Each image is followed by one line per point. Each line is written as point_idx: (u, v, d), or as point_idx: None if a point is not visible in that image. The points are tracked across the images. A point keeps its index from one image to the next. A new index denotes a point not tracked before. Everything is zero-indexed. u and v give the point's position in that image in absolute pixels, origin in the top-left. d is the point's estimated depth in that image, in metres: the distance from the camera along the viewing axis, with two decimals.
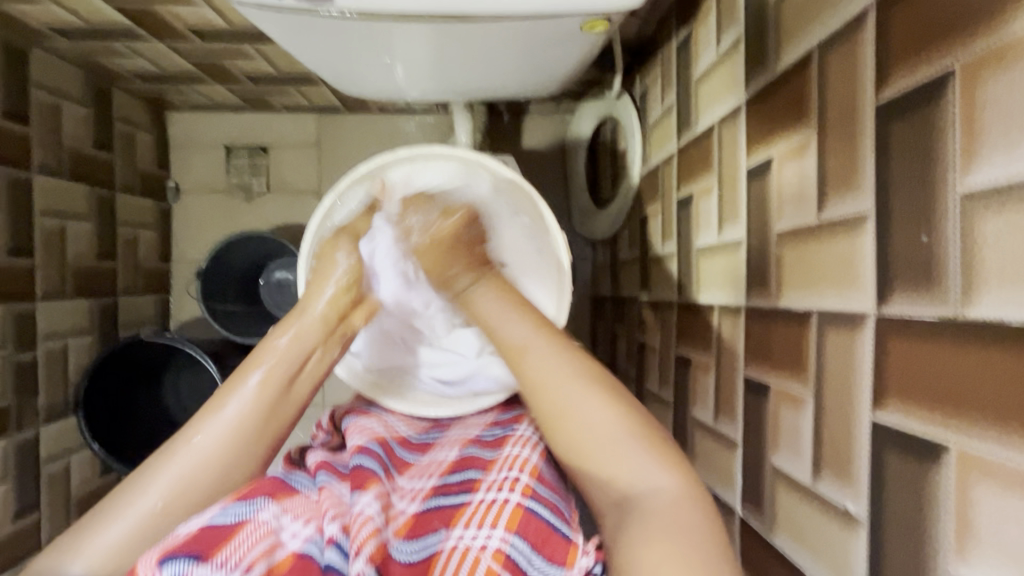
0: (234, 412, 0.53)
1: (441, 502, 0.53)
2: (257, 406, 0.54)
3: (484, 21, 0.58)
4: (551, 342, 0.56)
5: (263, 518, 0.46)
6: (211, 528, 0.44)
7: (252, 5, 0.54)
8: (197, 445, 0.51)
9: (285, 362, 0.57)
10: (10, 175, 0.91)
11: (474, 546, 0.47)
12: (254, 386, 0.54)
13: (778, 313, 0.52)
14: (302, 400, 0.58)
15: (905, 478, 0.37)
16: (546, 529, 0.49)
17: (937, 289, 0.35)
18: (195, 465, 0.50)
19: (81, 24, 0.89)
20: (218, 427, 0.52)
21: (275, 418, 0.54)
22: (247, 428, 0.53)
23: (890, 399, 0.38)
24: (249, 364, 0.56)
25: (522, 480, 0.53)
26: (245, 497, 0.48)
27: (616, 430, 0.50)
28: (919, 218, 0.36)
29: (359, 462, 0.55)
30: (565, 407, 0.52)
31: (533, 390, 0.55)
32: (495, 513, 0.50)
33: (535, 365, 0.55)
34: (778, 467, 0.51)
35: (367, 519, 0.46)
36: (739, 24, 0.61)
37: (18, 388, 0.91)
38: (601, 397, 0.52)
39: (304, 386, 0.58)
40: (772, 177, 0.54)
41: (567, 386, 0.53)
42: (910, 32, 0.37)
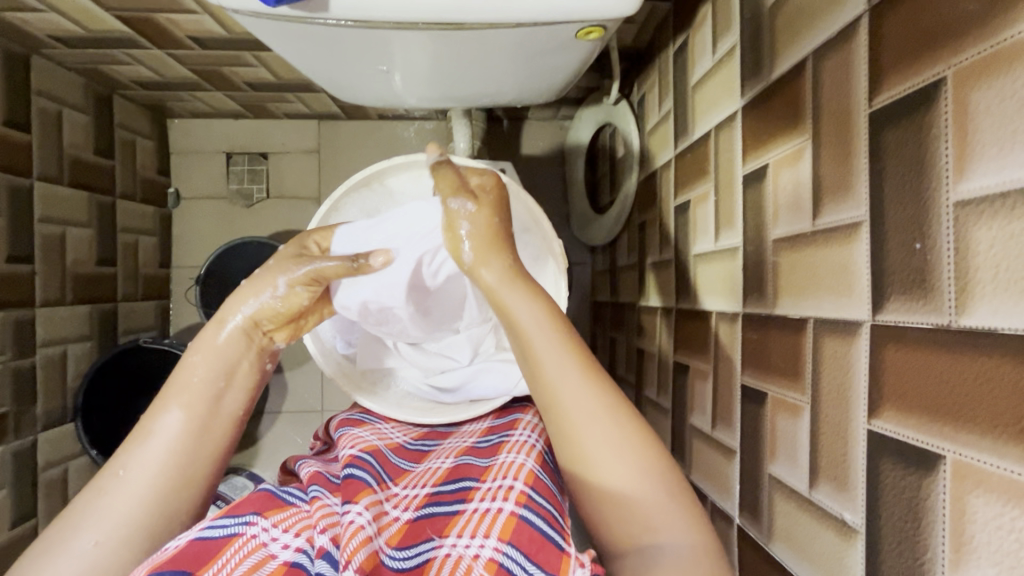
0: (159, 442, 0.53)
1: (434, 509, 0.54)
2: (187, 436, 0.54)
3: (479, 28, 0.58)
4: (598, 386, 0.53)
5: (252, 532, 0.46)
6: (200, 541, 0.44)
7: (248, 13, 0.55)
8: (124, 479, 0.51)
9: (204, 391, 0.56)
10: (9, 181, 0.91)
11: (467, 554, 0.47)
12: (182, 415, 0.54)
13: (774, 321, 0.52)
14: (233, 420, 0.57)
15: (901, 488, 0.36)
16: (541, 537, 0.48)
17: (932, 297, 0.34)
18: (129, 500, 0.50)
19: (82, 32, 0.89)
20: (145, 459, 0.52)
21: (207, 438, 0.55)
22: (177, 456, 0.53)
23: (885, 408, 0.38)
24: (166, 396, 0.55)
25: (516, 487, 0.53)
26: (232, 512, 0.48)
27: (646, 476, 0.48)
28: (912, 225, 0.36)
29: (351, 472, 0.54)
30: (601, 451, 0.50)
31: (567, 426, 0.52)
32: (488, 522, 0.50)
33: (571, 401, 0.52)
34: (776, 476, 0.51)
35: (356, 529, 0.46)
36: (735, 31, 0.62)
37: (16, 394, 0.92)
38: (636, 443, 0.50)
39: (231, 406, 0.57)
40: (768, 184, 0.54)
41: (601, 428, 0.51)
42: (902, 38, 0.37)
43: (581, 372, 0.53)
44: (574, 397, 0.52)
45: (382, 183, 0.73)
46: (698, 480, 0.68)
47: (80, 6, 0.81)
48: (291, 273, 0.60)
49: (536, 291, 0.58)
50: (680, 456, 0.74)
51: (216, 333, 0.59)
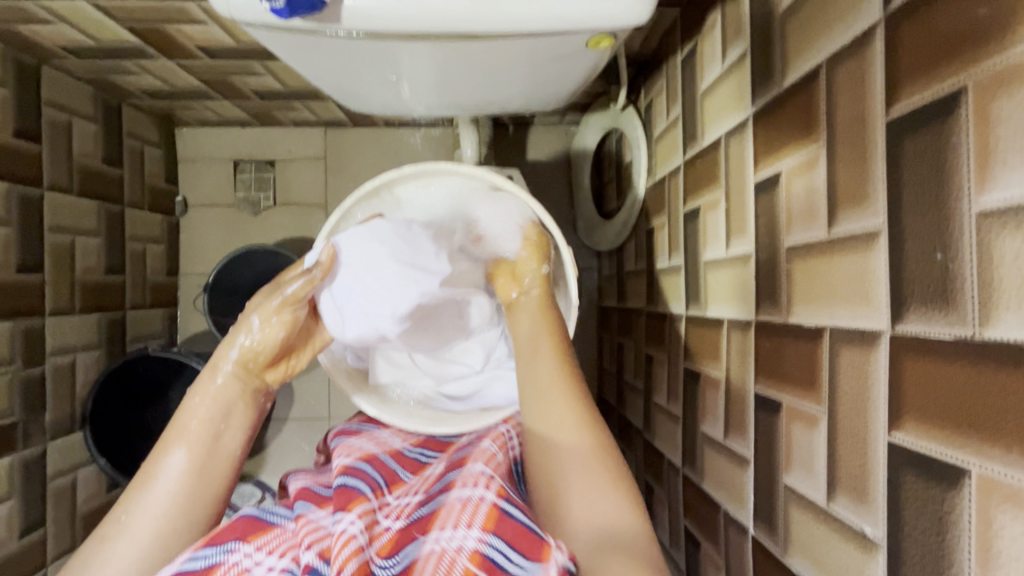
0: (163, 485, 0.54)
1: (422, 512, 0.53)
2: (188, 476, 0.54)
3: (490, 38, 0.58)
4: (574, 390, 0.57)
5: (234, 559, 0.46)
6: (180, 574, 0.44)
7: (260, 25, 0.55)
8: (128, 522, 0.52)
9: (203, 431, 0.57)
10: (20, 192, 0.92)
11: (450, 547, 0.46)
12: (183, 455, 0.55)
13: (788, 330, 0.51)
14: (231, 457, 0.58)
15: (924, 502, 0.36)
16: (521, 526, 0.46)
17: (954, 308, 0.34)
18: (132, 544, 0.51)
19: (91, 43, 0.90)
20: (148, 503, 0.53)
21: (209, 473, 0.56)
22: (180, 498, 0.53)
23: (907, 419, 0.37)
24: (169, 440, 0.57)
25: (496, 478, 0.52)
26: (212, 540, 0.47)
27: (586, 459, 0.51)
28: (933, 235, 0.35)
29: (345, 481, 0.55)
30: (554, 431, 0.54)
31: (533, 406, 0.57)
32: (471, 511, 0.49)
33: (539, 382, 0.58)
34: (792, 486, 0.50)
35: (349, 539, 0.47)
36: (745, 38, 0.61)
37: (25, 403, 0.92)
38: (589, 433, 0.54)
39: (231, 443, 0.58)
40: (781, 192, 0.53)
41: (562, 415, 0.55)
42: (920, 48, 0.36)
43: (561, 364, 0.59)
44: (549, 387, 0.57)
45: (389, 191, 0.72)
46: (710, 489, 0.68)
47: (90, 18, 0.82)
48: (263, 309, 0.61)
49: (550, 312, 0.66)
50: (692, 464, 0.73)
51: (212, 378, 0.60)
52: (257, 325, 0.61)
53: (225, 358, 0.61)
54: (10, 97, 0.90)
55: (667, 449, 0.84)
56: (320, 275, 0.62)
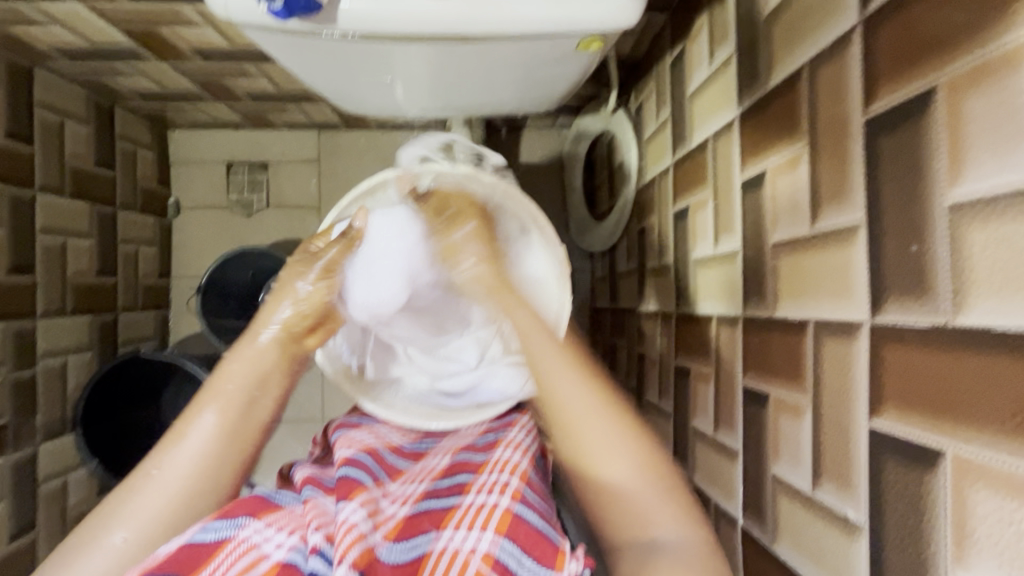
0: (193, 444, 0.54)
1: (431, 505, 0.54)
2: (218, 438, 0.54)
3: (483, 41, 0.60)
4: (600, 394, 0.56)
5: (245, 534, 0.45)
6: (190, 546, 0.44)
7: (257, 26, 0.56)
8: (158, 476, 0.52)
9: (236, 397, 0.56)
10: (12, 193, 0.92)
11: (463, 549, 0.47)
12: (213, 418, 0.55)
13: (774, 324, 0.53)
14: (261, 425, 0.57)
15: (903, 484, 0.37)
16: (536, 532, 0.49)
17: (929, 297, 0.35)
18: (160, 497, 0.51)
19: (85, 44, 0.90)
20: (177, 458, 0.53)
21: (239, 439, 0.55)
22: (209, 459, 0.53)
23: (887, 405, 0.39)
24: (201, 399, 0.56)
25: (512, 484, 0.54)
26: (224, 514, 0.48)
27: (644, 487, 0.52)
28: (909, 228, 0.37)
29: (346, 472, 0.56)
30: (588, 443, 0.54)
31: (557, 421, 0.56)
32: (484, 515, 0.50)
33: (569, 411, 0.56)
34: (779, 476, 0.52)
35: (351, 527, 0.46)
36: (731, 41, 0.63)
37: (16, 405, 0.91)
38: (626, 436, 0.54)
39: (262, 411, 0.57)
40: (766, 190, 0.55)
41: (596, 424, 0.54)
42: (895, 50, 0.38)
43: (575, 373, 0.57)
44: (573, 394, 0.56)
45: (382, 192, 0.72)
46: (701, 483, 0.69)
47: (84, 20, 0.82)
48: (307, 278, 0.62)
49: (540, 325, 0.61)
50: (683, 459, 0.75)
51: (254, 339, 0.59)
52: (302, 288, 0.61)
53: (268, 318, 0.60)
54: (2, 98, 0.90)
55: None
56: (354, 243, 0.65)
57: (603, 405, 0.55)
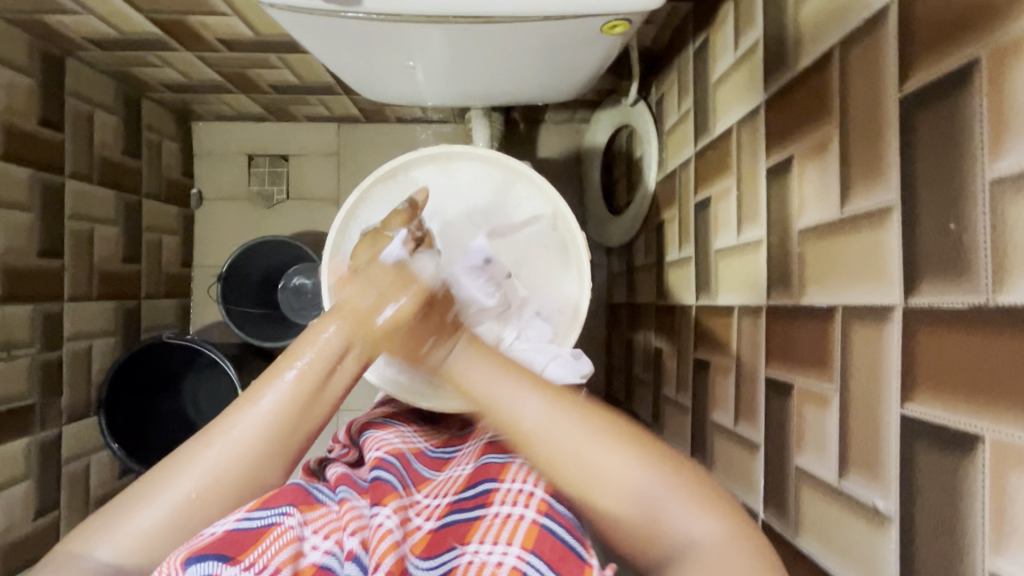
0: (268, 404, 0.54)
1: (456, 516, 0.54)
2: (292, 406, 0.54)
3: (507, 22, 0.59)
4: (537, 386, 0.52)
5: (289, 522, 0.47)
6: (237, 531, 0.45)
7: (282, 7, 0.56)
8: (233, 437, 0.52)
9: (320, 364, 0.55)
10: (43, 179, 0.94)
11: (490, 560, 0.48)
12: (292, 382, 0.54)
13: (800, 313, 0.51)
14: (335, 400, 0.57)
15: (938, 471, 0.36)
16: (563, 546, 0.48)
17: (969, 277, 0.34)
18: (228, 455, 0.52)
19: (115, 35, 0.92)
20: (251, 418, 0.53)
21: (310, 415, 0.54)
22: (279, 424, 0.53)
23: (921, 390, 0.37)
24: (290, 356, 0.56)
25: (537, 493, 0.52)
26: (267, 502, 0.49)
27: (651, 485, 0.47)
28: (947, 206, 0.36)
29: (378, 475, 0.56)
30: (572, 457, 0.49)
31: (518, 433, 0.51)
32: (510, 528, 0.50)
33: (545, 429, 0.50)
34: (803, 467, 0.51)
35: (386, 532, 0.48)
36: (757, 26, 0.62)
37: (43, 385, 0.93)
38: (617, 441, 0.49)
39: (338, 386, 0.56)
40: (793, 176, 0.54)
41: (573, 432, 0.49)
42: (933, 23, 0.37)
43: (496, 366, 0.54)
44: (511, 398, 0.52)
45: (406, 174, 0.74)
46: (720, 477, 0.68)
47: (116, 10, 0.85)
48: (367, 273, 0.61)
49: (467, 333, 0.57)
50: (701, 454, 0.73)
51: (318, 334, 0.57)
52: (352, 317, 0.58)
53: (326, 324, 0.57)
54: (35, 87, 0.93)
55: (675, 440, 0.84)
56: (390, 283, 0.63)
57: (563, 404, 0.51)
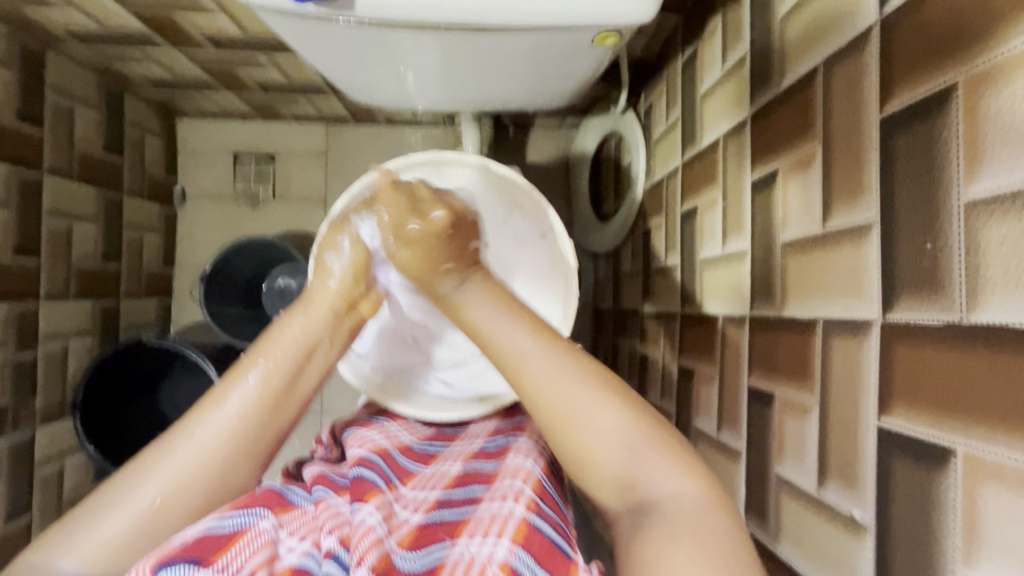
0: (233, 406, 0.53)
1: (444, 515, 0.54)
2: (259, 406, 0.54)
3: (500, 32, 0.59)
4: (534, 327, 0.54)
5: (260, 526, 0.47)
6: (207, 538, 0.45)
7: (273, 10, 0.55)
8: (199, 439, 0.52)
9: (284, 365, 0.56)
10: (20, 175, 0.92)
11: (479, 556, 0.46)
12: (255, 385, 0.54)
13: (782, 325, 0.52)
14: (303, 398, 0.57)
15: (912, 483, 0.37)
16: (551, 544, 0.48)
17: (943, 295, 0.35)
18: (194, 459, 0.51)
19: (99, 29, 0.91)
20: (217, 420, 0.53)
21: (278, 414, 0.55)
22: (247, 425, 0.53)
23: (898, 404, 0.38)
24: (251, 359, 0.56)
25: (525, 491, 0.54)
26: (240, 505, 0.49)
27: (623, 433, 0.48)
28: (924, 226, 0.37)
29: (360, 472, 0.56)
30: (559, 399, 0.50)
31: (511, 363, 0.53)
32: (500, 524, 0.50)
33: (537, 367, 0.52)
34: (783, 476, 0.51)
35: (367, 530, 0.47)
36: (744, 43, 0.63)
37: (15, 387, 0.91)
38: (602, 390, 0.50)
39: (306, 384, 0.57)
40: (777, 190, 0.55)
41: (562, 373, 0.51)
42: (912, 49, 0.38)
43: (502, 306, 0.56)
44: (507, 335, 0.54)
45: (396, 179, 0.72)
46: None
47: (100, 5, 0.83)
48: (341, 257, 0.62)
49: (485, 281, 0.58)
50: None
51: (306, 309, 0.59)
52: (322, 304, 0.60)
53: (293, 324, 0.58)
54: (14, 80, 0.90)
55: None
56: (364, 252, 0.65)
57: (556, 348, 0.53)
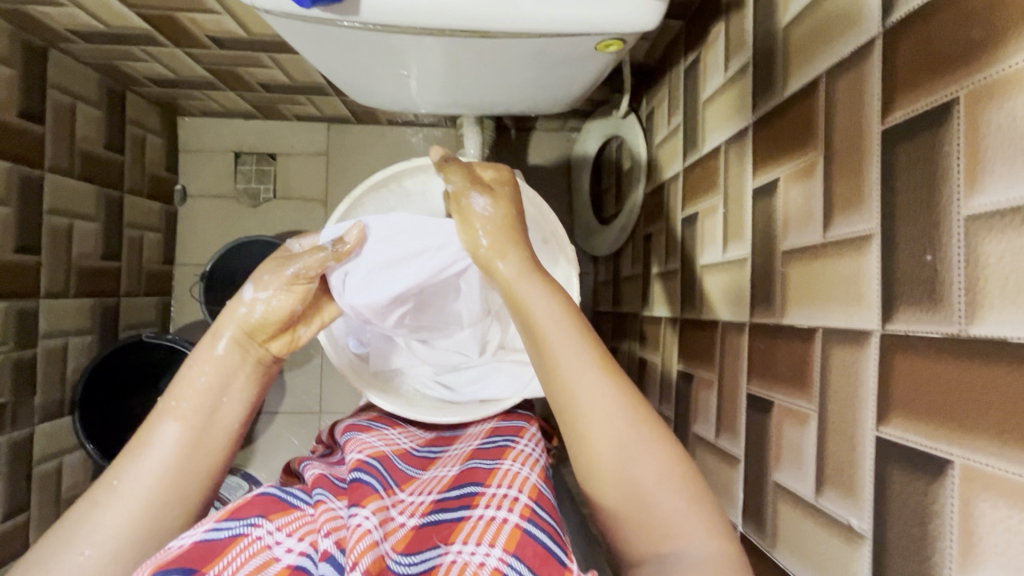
0: (155, 452, 0.53)
1: (441, 516, 0.54)
2: (183, 446, 0.54)
3: (504, 37, 0.59)
4: (601, 364, 0.54)
5: (257, 534, 0.47)
6: (204, 543, 0.45)
7: (278, 13, 0.55)
8: (124, 488, 0.51)
9: (199, 401, 0.56)
10: (21, 173, 0.92)
11: (473, 561, 0.47)
12: (178, 426, 0.55)
13: (782, 332, 0.53)
14: (228, 431, 0.57)
15: (908, 492, 0.37)
16: (544, 551, 0.48)
17: (941, 306, 0.36)
18: (124, 508, 0.50)
19: (102, 28, 0.91)
20: (140, 468, 0.52)
21: (202, 450, 0.55)
22: (172, 467, 0.53)
23: (895, 413, 0.39)
24: (167, 404, 0.56)
25: (520, 499, 0.54)
26: (236, 513, 0.48)
27: (661, 489, 0.49)
28: (924, 237, 0.37)
29: (358, 477, 0.55)
30: (605, 440, 0.52)
31: (564, 396, 0.54)
32: (493, 531, 0.50)
33: (592, 405, 0.52)
34: (781, 483, 0.52)
35: (364, 532, 0.48)
36: (747, 50, 0.64)
37: (15, 384, 0.91)
38: (652, 439, 0.51)
39: (227, 418, 0.57)
40: (778, 198, 0.55)
41: (614, 413, 0.52)
42: (915, 62, 0.39)
43: (571, 327, 0.56)
44: (573, 362, 0.54)
45: (399, 184, 0.74)
46: None
47: (103, 4, 0.83)
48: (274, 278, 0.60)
49: (554, 290, 0.58)
50: None
51: (211, 346, 0.59)
52: (225, 339, 0.59)
53: (203, 365, 0.58)
54: (16, 78, 0.90)
55: None
56: (338, 255, 0.62)
57: (617, 389, 0.53)
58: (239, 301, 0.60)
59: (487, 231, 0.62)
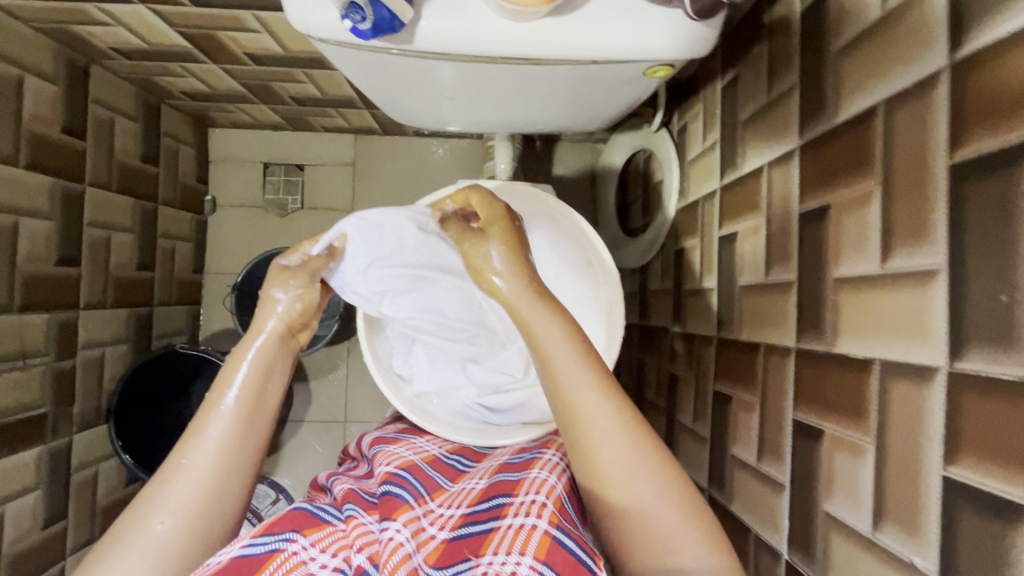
0: (215, 432, 0.55)
1: (470, 529, 0.54)
2: (236, 424, 0.56)
3: (552, 63, 0.59)
4: (603, 386, 0.54)
5: (293, 548, 0.48)
6: (242, 558, 0.46)
7: (332, 40, 0.56)
8: (189, 465, 0.53)
9: (250, 384, 0.57)
10: (64, 188, 0.94)
11: (504, 571, 0.47)
12: (231, 406, 0.56)
13: (833, 361, 0.52)
14: (274, 410, 0.59)
15: (982, 536, 0.37)
16: (574, 560, 0.48)
17: (1018, 350, 0.35)
18: (193, 485, 0.52)
19: (143, 45, 0.92)
20: (201, 448, 0.54)
21: (255, 429, 0.57)
22: (229, 446, 0.55)
23: (964, 452, 0.38)
24: (219, 386, 0.57)
25: (548, 506, 0.53)
26: (270, 528, 0.49)
27: (663, 511, 0.50)
28: (999, 277, 0.37)
29: (388, 489, 0.57)
30: (606, 462, 0.52)
31: (567, 416, 0.54)
32: (523, 539, 0.50)
33: (593, 427, 0.53)
34: (832, 513, 0.51)
35: (396, 546, 0.50)
36: (793, 72, 0.63)
37: (56, 394, 0.93)
38: (654, 461, 0.51)
39: (272, 398, 0.59)
40: (828, 224, 0.55)
41: (615, 437, 0.52)
42: (988, 99, 0.38)
43: (575, 349, 0.55)
44: (575, 384, 0.54)
45: None
46: (739, 511, 0.69)
47: (147, 24, 0.85)
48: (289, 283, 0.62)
49: (560, 311, 0.56)
50: (719, 486, 0.74)
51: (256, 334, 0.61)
52: (265, 334, 0.61)
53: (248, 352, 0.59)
54: (60, 94, 0.93)
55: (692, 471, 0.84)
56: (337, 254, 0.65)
57: (618, 412, 0.53)
58: (260, 313, 0.61)
59: (500, 253, 0.60)
